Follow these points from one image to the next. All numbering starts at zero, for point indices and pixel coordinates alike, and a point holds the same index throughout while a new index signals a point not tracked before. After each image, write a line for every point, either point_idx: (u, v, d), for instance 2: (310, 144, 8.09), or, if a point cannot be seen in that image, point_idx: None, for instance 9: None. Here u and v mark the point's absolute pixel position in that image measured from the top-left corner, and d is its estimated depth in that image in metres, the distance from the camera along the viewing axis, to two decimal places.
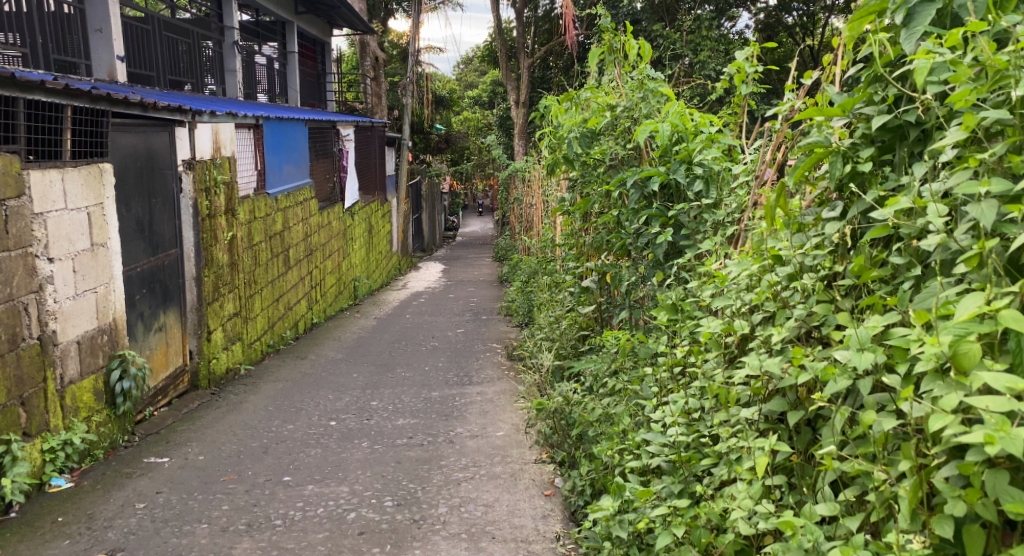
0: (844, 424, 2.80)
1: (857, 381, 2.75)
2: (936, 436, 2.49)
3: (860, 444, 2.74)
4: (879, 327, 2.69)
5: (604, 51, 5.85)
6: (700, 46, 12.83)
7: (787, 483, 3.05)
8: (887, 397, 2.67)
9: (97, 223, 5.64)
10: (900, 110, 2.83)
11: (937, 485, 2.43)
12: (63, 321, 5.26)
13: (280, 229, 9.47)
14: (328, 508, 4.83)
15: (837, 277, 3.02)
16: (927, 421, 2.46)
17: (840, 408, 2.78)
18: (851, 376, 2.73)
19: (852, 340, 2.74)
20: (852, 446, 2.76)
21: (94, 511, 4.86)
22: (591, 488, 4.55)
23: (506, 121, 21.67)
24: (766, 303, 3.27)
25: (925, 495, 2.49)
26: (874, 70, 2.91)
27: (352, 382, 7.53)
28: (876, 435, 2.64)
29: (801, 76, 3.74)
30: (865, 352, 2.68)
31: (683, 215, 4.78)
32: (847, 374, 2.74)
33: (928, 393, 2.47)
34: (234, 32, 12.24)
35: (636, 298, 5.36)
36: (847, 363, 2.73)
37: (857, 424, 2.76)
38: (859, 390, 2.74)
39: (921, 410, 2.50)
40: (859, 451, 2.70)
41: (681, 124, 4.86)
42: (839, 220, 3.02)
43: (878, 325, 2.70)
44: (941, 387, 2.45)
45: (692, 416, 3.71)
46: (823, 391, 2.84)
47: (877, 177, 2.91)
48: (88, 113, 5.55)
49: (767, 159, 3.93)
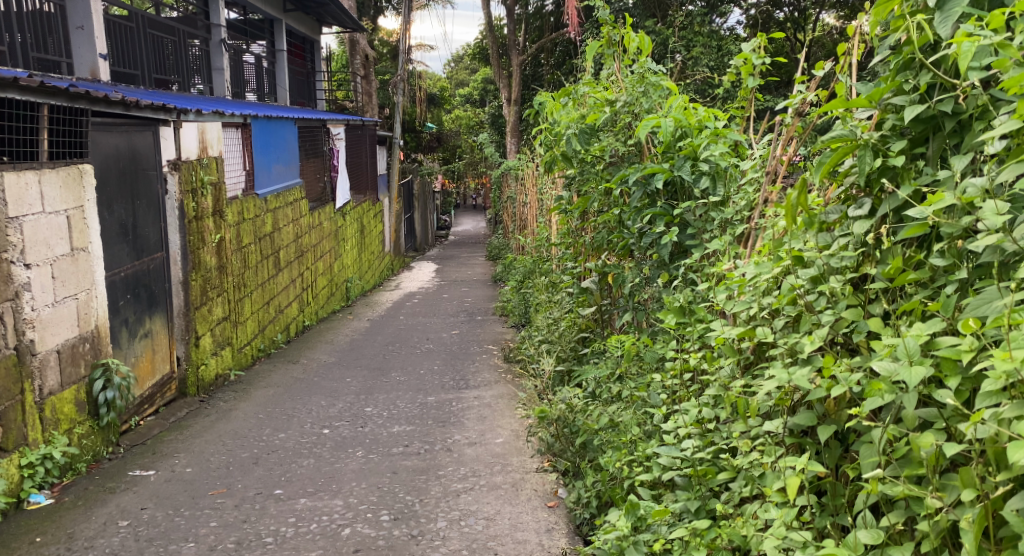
0: (885, 441, 2.60)
1: (899, 397, 2.55)
2: (998, 461, 2.32)
3: (905, 464, 2.55)
4: (924, 336, 2.50)
5: (603, 45, 5.57)
6: (693, 41, 12.58)
7: (818, 504, 2.86)
8: (935, 412, 2.49)
9: (76, 226, 5.41)
10: (934, 100, 2.64)
11: (1009, 518, 2.26)
12: (42, 330, 5.03)
13: (269, 230, 9.22)
14: (322, 523, 4.61)
15: (867, 279, 2.82)
16: (994, 444, 2.29)
17: (882, 425, 2.57)
18: (896, 392, 2.53)
19: (898, 351, 2.53)
20: (895, 466, 2.56)
21: (75, 530, 4.64)
22: (597, 499, 4.36)
23: (498, 119, 21.43)
24: (787, 307, 3.07)
25: (992, 527, 2.32)
26: (904, 56, 2.71)
27: (346, 387, 7.31)
28: (928, 457, 2.46)
29: (812, 66, 3.51)
30: (913, 365, 2.48)
31: (690, 213, 4.54)
32: (891, 389, 2.54)
33: (994, 413, 2.29)
34: (221, 30, 11.99)
35: (640, 301, 5.14)
36: (892, 377, 2.52)
37: (900, 441, 2.57)
38: (902, 405, 2.54)
39: (986, 432, 2.31)
40: (906, 473, 2.51)
41: (684, 118, 4.62)
42: (867, 218, 2.82)
43: (922, 333, 2.51)
44: (1012, 408, 2.27)
45: (706, 427, 3.51)
46: (861, 406, 2.64)
47: (911, 171, 2.71)
48: (67, 111, 5.30)
49: (777, 153, 3.71)
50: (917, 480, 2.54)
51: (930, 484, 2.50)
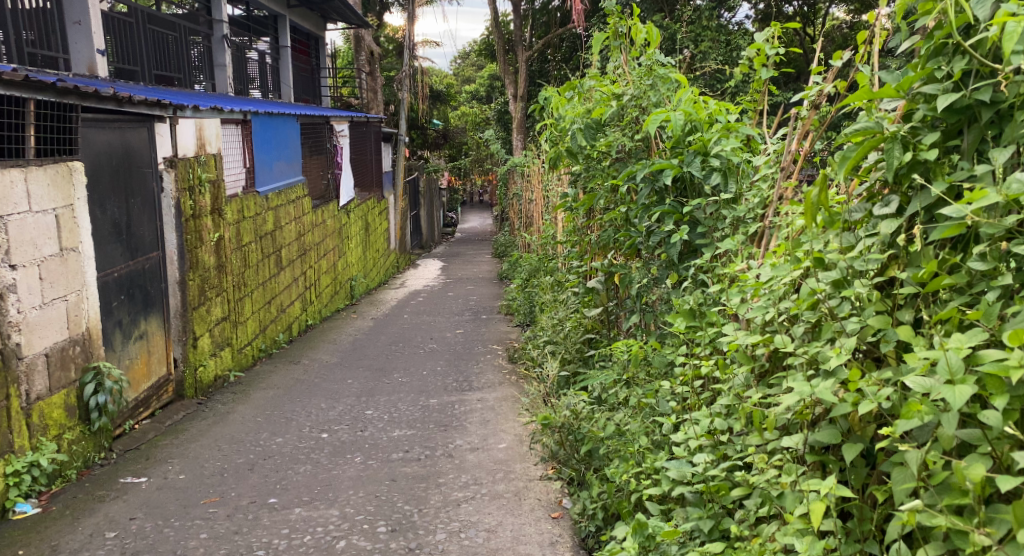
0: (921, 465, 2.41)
1: (940, 416, 2.37)
2: None
3: (944, 491, 2.37)
4: (966, 349, 2.33)
5: (609, 36, 5.35)
6: (701, 36, 12.31)
7: (843, 528, 2.66)
8: (978, 434, 2.33)
9: (66, 226, 5.23)
10: (970, 88, 2.45)
11: None
12: (28, 333, 4.85)
13: (271, 228, 9.03)
14: (316, 535, 4.41)
15: (895, 283, 2.63)
16: None
17: (920, 449, 2.39)
18: (937, 412, 2.35)
19: (939, 367, 2.36)
20: (934, 494, 2.38)
21: (60, 542, 4.46)
22: (603, 511, 4.17)
23: (504, 115, 21.21)
24: (806, 313, 2.85)
25: None
26: (935, 41, 2.51)
27: (347, 389, 7.11)
28: (974, 485, 2.29)
29: (830, 56, 3.29)
30: (956, 384, 2.31)
31: (700, 211, 4.32)
32: (932, 411, 2.36)
33: None
34: (223, 25, 11.82)
35: (647, 302, 4.88)
36: (932, 396, 2.35)
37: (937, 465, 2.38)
38: (941, 424, 2.38)
39: None
40: (947, 502, 2.34)
41: (694, 112, 4.40)
42: (895, 217, 2.62)
43: (963, 346, 2.35)
44: None
45: (718, 439, 3.32)
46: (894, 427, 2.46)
47: (944, 166, 2.52)
48: (55, 107, 5.11)
49: (793, 148, 3.50)
50: (957, 510, 2.37)
51: (973, 515, 2.33)
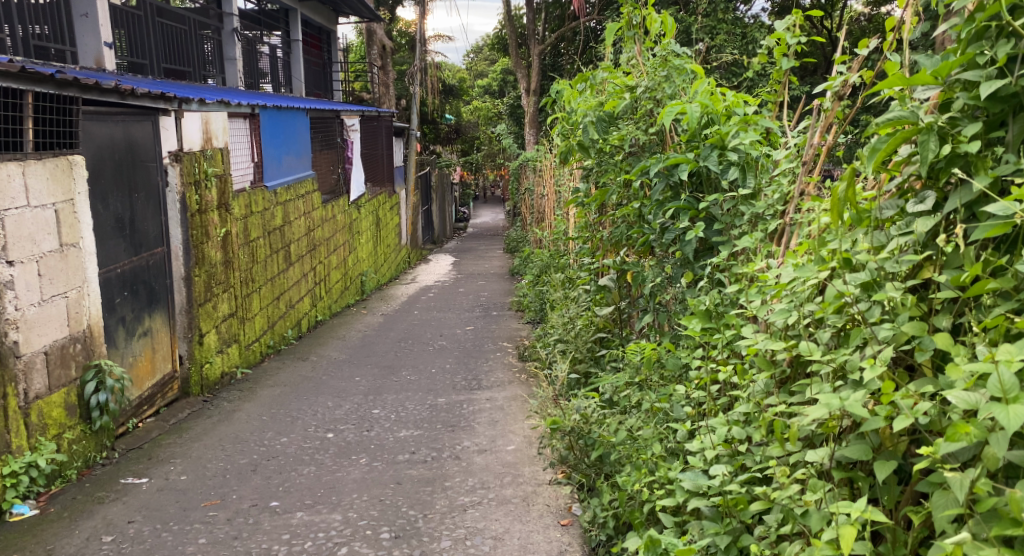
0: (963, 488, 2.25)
1: (990, 436, 2.22)
2: None
3: (989, 519, 2.22)
4: (1017, 362, 2.19)
5: (623, 27, 5.17)
6: (716, 29, 12.10)
7: (873, 551, 2.50)
8: None
9: (66, 221, 5.09)
10: (1016, 75, 2.30)
11: None
12: (27, 330, 4.73)
13: (279, 224, 8.89)
14: (317, 541, 4.28)
15: (931, 287, 2.48)
16: None
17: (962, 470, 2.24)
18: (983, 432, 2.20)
19: (989, 382, 2.21)
20: (978, 521, 2.22)
21: (55, 546, 4.33)
22: (614, 520, 4.01)
23: (516, 110, 21.03)
24: (832, 317, 2.68)
25: None
26: (976, 25, 2.36)
27: (355, 386, 6.97)
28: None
29: (855, 45, 3.10)
30: (1009, 402, 2.17)
31: (716, 207, 4.14)
32: (982, 429, 2.22)
33: None
34: (234, 19, 11.61)
35: (661, 301, 4.70)
36: (980, 413, 2.20)
37: (979, 488, 2.21)
38: (987, 444, 2.23)
39: None
40: (994, 531, 2.19)
41: (711, 104, 4.22)
42: (931, 215, 2.47)
43: (1013, 358, 2.21)
44: None
45: (736, 449, 3.16)
46: (936, 446, 2.31)
47: (986, 159, 2.36)
48: (55, 98, 4.97)
49: (815, 141, 3.32)
50: (1006, 539, 2.22)
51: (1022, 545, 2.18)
